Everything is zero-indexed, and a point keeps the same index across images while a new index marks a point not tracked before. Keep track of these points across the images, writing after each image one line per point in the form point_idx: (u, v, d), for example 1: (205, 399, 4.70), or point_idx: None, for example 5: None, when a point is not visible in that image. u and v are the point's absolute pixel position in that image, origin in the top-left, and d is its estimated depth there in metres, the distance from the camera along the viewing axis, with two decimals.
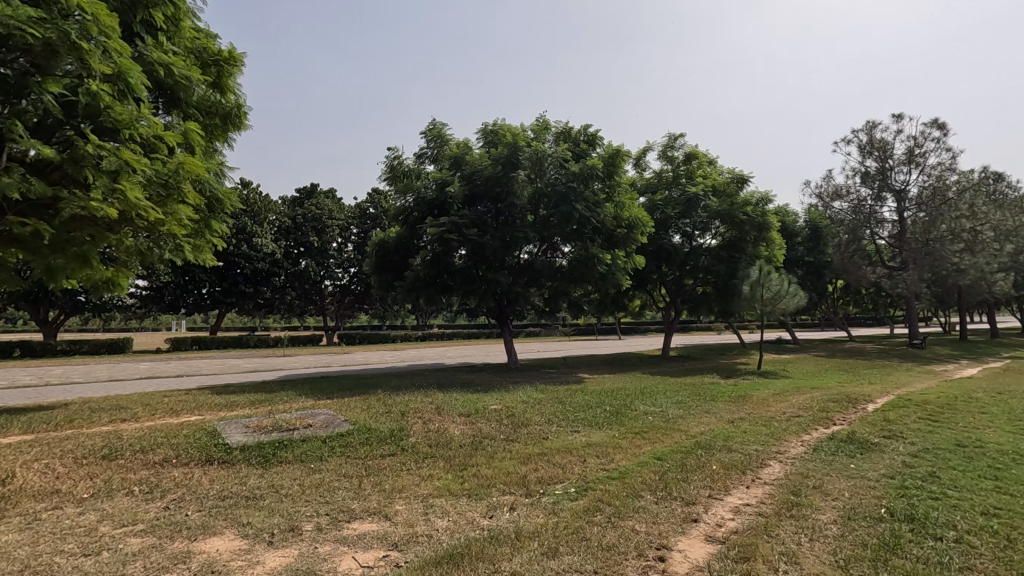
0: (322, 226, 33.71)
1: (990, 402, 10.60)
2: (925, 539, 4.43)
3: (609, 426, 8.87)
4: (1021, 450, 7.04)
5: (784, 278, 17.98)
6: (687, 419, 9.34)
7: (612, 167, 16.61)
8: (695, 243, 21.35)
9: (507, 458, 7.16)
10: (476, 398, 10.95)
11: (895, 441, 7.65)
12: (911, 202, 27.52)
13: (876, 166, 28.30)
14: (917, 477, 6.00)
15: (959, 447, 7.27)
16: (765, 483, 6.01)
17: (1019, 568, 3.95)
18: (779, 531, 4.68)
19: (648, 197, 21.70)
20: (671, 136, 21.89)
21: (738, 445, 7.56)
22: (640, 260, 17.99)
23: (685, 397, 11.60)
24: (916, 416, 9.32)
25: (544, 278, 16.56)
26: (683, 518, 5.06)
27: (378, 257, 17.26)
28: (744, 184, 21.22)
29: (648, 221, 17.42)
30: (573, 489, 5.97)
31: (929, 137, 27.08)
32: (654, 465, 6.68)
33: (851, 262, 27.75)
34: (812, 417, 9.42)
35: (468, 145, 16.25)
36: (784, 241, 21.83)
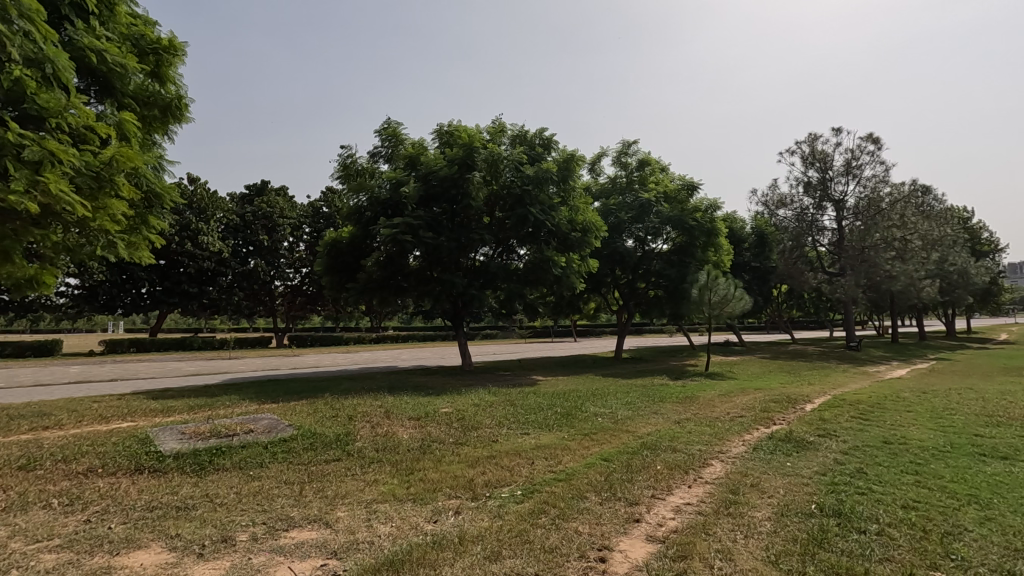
0: (272, 224, 32.72)
1: (916, 401, 11.30)
2: (850, 532, 4.64)
3: (559, 428, 8.93)
4: (940, 446, 7.50)
5: (731, 282, 18.58)
6: (635, 420, 9.52)
7: (567, 171, 16.80)
8: (647, 248, 21.83)
9: (455, 461, 7.11)
10: (427, 401, 10.86)
11: (828, 439, 8.02)
12: (849, 212, 28.95)
13: (817, 176, 29.60)
14: (847, 473, 6.30)
15: (886, 444, 7.69)
16: (706, 482, 6.18)
17: (932, 558, 4.18)
18: (717, 529, 4.81)
19: (602, 201, 22.10)
20: (625, 142, 22.39)
21: (683, 445, 7.75)
22: (594, 264, 18.19)
23: (635, 398, 11.83)
24: (849, 415, 9.83)
25: (499, 281, 16.61)
26: (625, 519, 5.13)
27: (330, 257, 16.84)
28: (693, 191, 22.04)
29: (602, 225, 17.62)
30: (520, 492, 5.97)
31: (865, 150, 28.61)
32: (600, 466, 6.77)
33: (795, 268, 28.99)
34: (753, 417, 9.77)
35: (423, 146, 16.11)
36: (731, 248, 22.59)
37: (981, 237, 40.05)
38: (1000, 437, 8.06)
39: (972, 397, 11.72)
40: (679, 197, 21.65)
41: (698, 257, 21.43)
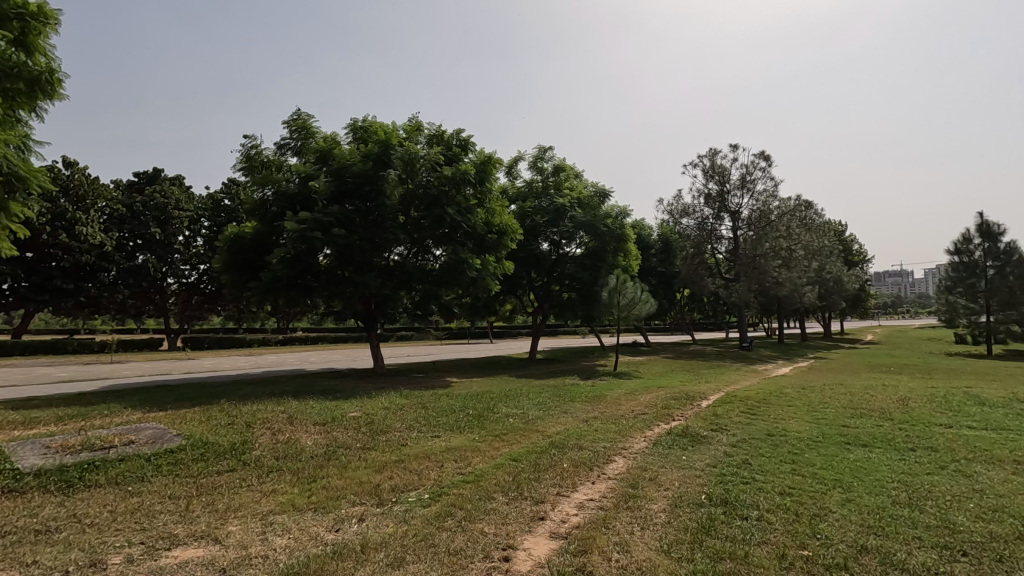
0: (166, 217, 29.95)
1: (796, 396, 12.43)
2: (734, 519, 5.02)
3: (470, 429, 8.93)
4: (814, 437, 8.31)
5: (638, 286, 19.54)
6: (545, 420, 9.73)
7: (484, 173, 16.85)
8: (561, 252, 22.48)
9: (361, 466, 6.90)
10: (335, 405, 10.45)
11: (719, 434, 8.63)
12: (744, 222, 31.25)
13: (716, 189, 31.72)
14: (733, 465, 6.81)
15: (769, 436, 8.40)
16: (608, 478, 6.44)
17: (802, 539, 4.61)
18: (616, 522, 5.02)
19: (518, 204, 22.43)
20: (541, 147, 22.91)
21: (588, 443, 8.02)
22: (509, 266, 18.34)
23: (546, 399, 12.07)
24: (739, 410, 10.65)
25: (414, 282, 16.38)
26: (530, 517, 5.22)
27: (230, 253, 15.72)
28: (605, 199, 23.10)
29: (517, 229, 17.98)
30: (427, 495, 5.90)
31: (758, 167, 31.10)
32: (509, 466, 6.85)
33: (695, 273, 31.02)
34: (655, 414, 10.28)
35: (335, 140, 15.49)
36: (639, 253, 23.68)
37: (853, 248, 44.89)
38: (862, 427, 9.06)
39: (841, 392, 13.06)
40: (591, 203, 22.47)
41: (609, 261, 22.28)
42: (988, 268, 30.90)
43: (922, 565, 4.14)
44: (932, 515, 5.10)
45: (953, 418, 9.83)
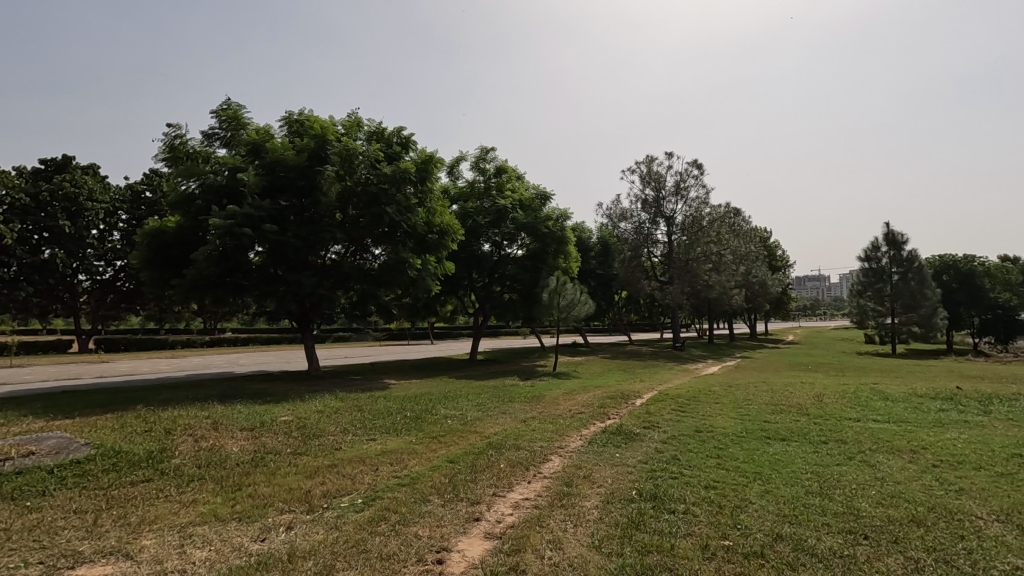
0: (76, 207, 27.63)
1: (723, 394, 13.08)
2: (661, 513, 5.22)
3: (407, 431, 8.82)
4: (738, 433, 8.77)
5: (578, 287, 19.93)
6: (484, 421, 9.74)
7: (425, 172, 16.68)
8: (503, 253, 22.60)
9: (291, 473, 6.65)
10: (264, 409, 10.02)
11: (652, 431, 8.93)
12: (678, 228, 32.49)
13: (653, 195, 32.75)
14: (663, 461, 7.07)
15: (697, 432, 8.79)
16: (544, 477, 6.52)
17: (724, 530, 4.85)
18: (550, 520, 5.09)
19: (459, 205, 22.37)
20: (483, 148, 22.95)
21: (526, 442, 8.10)
22: (450, 266, 18.26)
23: (485, 400, 12.09)
24: (670, 408, 11.09)
25: (351, 281, 15.98)
26: (466, 519, 5.21)
27: (150, 249, 14.72)
28: (546, 201, 23.42)
29: (459, 229, 17.95)
30: (360, 500, 5.75)
31: (691, 175, 32.42)
32: (445, 468, 6.80)
33: (633, 275, 32.06)
34: (591, 413, 10.52)
35: (269, 133, 14.86)
36: (579, 256, 24.15)
37: (776, 254, 47.69)
38: (782, 422, 9.65)
39: (763, 389, 13.85)
40: (533, 206, 22.72)
41: (550, 263, 22.58)
42: (893, 274, 33.69)
43: (829, 549, 4.46)
44: (839, 503, 5.50)
45: (861, 413, 10.65)
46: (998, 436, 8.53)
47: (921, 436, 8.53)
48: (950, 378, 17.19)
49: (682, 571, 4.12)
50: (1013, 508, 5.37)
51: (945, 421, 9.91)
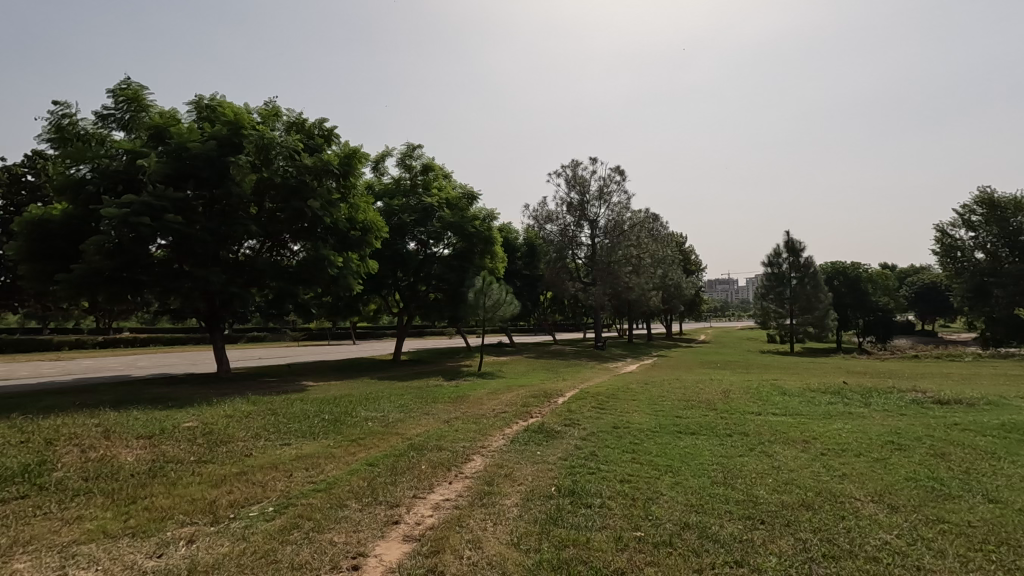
0: None
1: (640, 391, 13.65)
2: (579, 508, 5.37)
3: (325, 435, 8.50)
4: (652, 428, 9.18)
5: (503, 287, 20.05)
6: (406, 422, 9.57)
7: (348, 167, 16.15)
8: (429, 251, 22.33)
9: (194, 482, 6.21)
10: (165, 415, 9.28)
11: (572, 428, 9.17)
12: (600, 231, 33.50)
13: (577, 199, 33.57)
14: (582, 457, 7.27)
15: (614, 428, 9.12)
16: (465, 477, 6.51)
17: (636, 521, 5.06)
18: (470, 520, 5.10)
19: (384, 202, 21.91)
20: (409, 145, 22.59)
21: (448, 443, 8.05)
22: (373, 265, 17.80)
23: (409, 401, 11.90)
24: (590, 405, 11.43)
25: (266, 278, 15.19)
26: (384, 522, 5.10)
27: (30, 240, 13.22)
28: (473, 201, 23.40)
29: (382, 228, 17.72)
30: (271, 508, 5.47)
31: (614, 180, 33.52)
32: (364, 471, 6.62)
33: (557, 277, 32.87)
34: (515, 412, 10.64)
35: (175, 117, 13.80)
36: (505, 256, 24.32)
37: (691, 258, 50.43)
38: (692, 417, 10.22)
39: (676, 386, 14.59)
40: (460, 205, 22.62)
41: (476, 263, 22.54)
42: (792, 279, 36.68)
43: (731, 535, 4.77)
44: (740, 491, 5.90)
45: (762, 407, 11.49)
46: (875, 426, 9.52)
47: (813, 428, 9.33)
48: (838, 374, 18.93)
49: (596, 563, 4.26)
50: (884, 489, 6.01)
51: (833, 413, 10.90)
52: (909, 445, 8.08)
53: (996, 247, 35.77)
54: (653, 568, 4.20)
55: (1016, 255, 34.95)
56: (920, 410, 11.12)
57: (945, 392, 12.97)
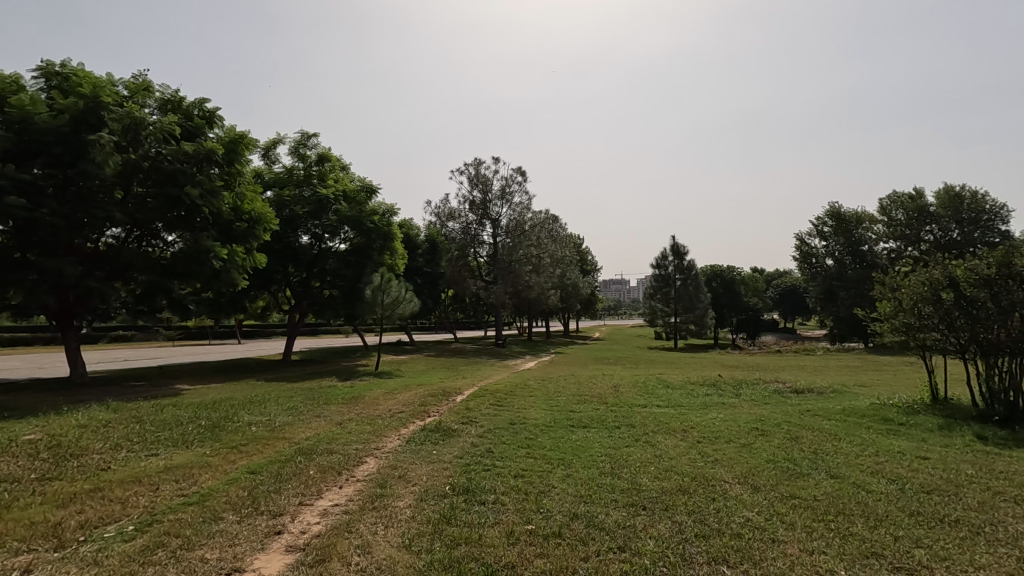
0: None
1: (537, 387, 14.03)
2: (472, 506, 5.40)
3: (200, 442, 7.81)
4: (546, 423, 9.46)
5: (402, 285, 19.60)
6: (294, 426, 9.05)
7: (233, 153, 14.98)
8: (324, 246, 21.30)
9: (34, 504, 5.41)
10: (0, 428, 8.00)
11: (469, 426, 9.18)
12: (502, 230, 33.88)
13: (480, 197, 33.60)
14: (477, 455, 7.31)
15: (511, 425, 9.30)
16: (357, 481, 6.29)
17: (528, 514, 5.18)
18: (360, 525, 4.93)
19: (275, 192, 20.62)
20: (304, 133, 21.46)
21: (340, 446, 7.73)
22: (261, 259, 16.70)
23: (299, 403, 11.27)
24: (489, 403, 11.56)
25: (134, 271, 13.67)
26: (265, 534, 4.77)
27: None
28: (372, 195, 22.70)
29: (272, 218, 16.63)
30: (132, 528, 4.91)
31: (516, 181, 34.01)
32: (245, 480, 6.15)
33: (459, 274, 32.83)
34: (412, 412, 10.45)
35: (18, 84, 11.96)
36: (405, 253, 23.84)
37: (587, 259, 52.61)
38: (585, 411, 10.67)
39: (571, 382, 15.18)
40: (358, 198, 21.80)
41: (374, 259, 21.86)
42: (676, 279, 39.44)
43: (615, 522, 5.03)
44: (626, 480, 6.26)
45: (647, 399, 12.28)
46: (743, 414, 10.53)
47: (691, 418, 10.14)
48: (713, 368, 20.67)
49: (487, 559, 4.30)
50: (749, 471, 6.67)
51: (709, 403, 11.92)
52: (770, 430, 9.04)
53: (842, 255, 40.98)
54: (542, 560, 4.31)
55: (857, 262, 40.33)
56: (780, 399, 12.49)
57: (800, 383, 14.67)
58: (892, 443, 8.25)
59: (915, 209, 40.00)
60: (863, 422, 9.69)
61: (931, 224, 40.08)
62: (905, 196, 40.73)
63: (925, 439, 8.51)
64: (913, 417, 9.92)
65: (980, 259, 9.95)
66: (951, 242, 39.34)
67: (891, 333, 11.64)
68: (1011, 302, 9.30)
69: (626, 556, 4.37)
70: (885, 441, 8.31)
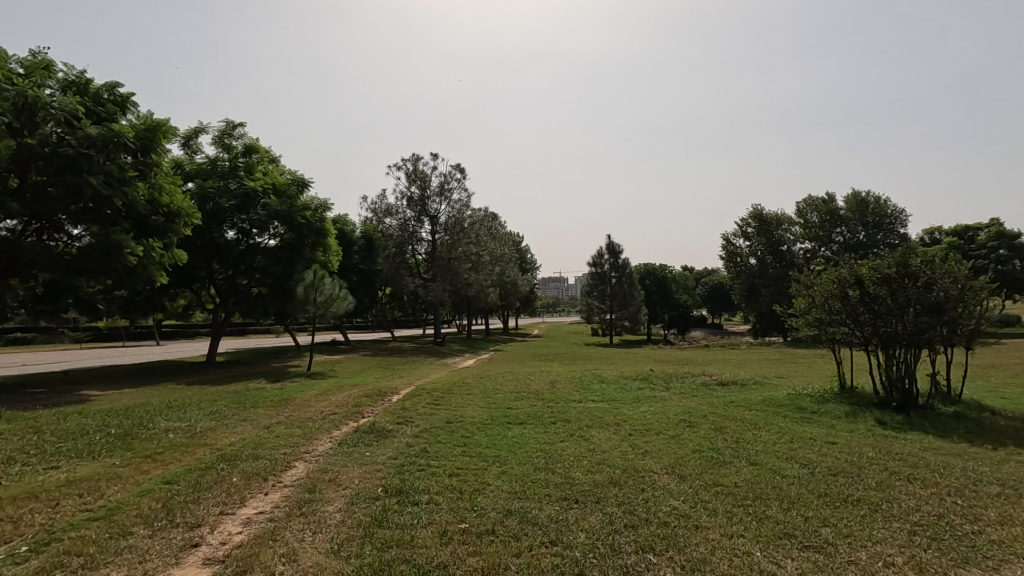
0: None
1: (475, 385, 14.01)
2: (406, 507, 5.31)
3: (110, 452, 7.25)
4: (483, 420, 9.46)
5: (336, 283, 18.99)
6: (216, 431, 8.57)
7: (149, 141, 13.97)
8: (251, 242, 20.26)
9: None
10: None
11: (404, 427, 9.01)
12: (441, 227, 33.49)
13: (418, 193, 33.05)
14: (412, 455, 7.19)
15: (447, 423, 9.22)
16: (284, 486, 6.03)
17: (462, 513, 5.15)
18: (286, 532, 4.73)
19: (197, 183, 19.38)
20: (229, 122, 20.37)
21: (266, 451, 7.38)
22: (182, 255, 15.70)
23: (222, 407, 10.68)
24: (426, 402, 11.41)
25: (34, 268, 12.48)
26: (180, 547, 4.49)
27: None
28: (303, 188, 21.81)
29: (194, 212, 15.63)
30: (25, 548, 4.48)
31: (454, 178, 33.69)
32: (159, 491, 5.75)
33: (397, 271, 32.02)
34: (345, 413, 10.15)
35: None
36: (339, 249, 23.13)
37: (526, 257, 53.06)
38: (521, 407, 10.77)
39: (509, 380, 15.29)
40: (288, 192, 20.90)
41: (306, 256, 21.07)
42: (612, 277, 40.48)
43: (548, 516, 5.10)
44: (560, 474, 6.36)
45: (583, 395, 12.56)
46: (673, 407, 10.95)
47: (623, 412, 10.45)
48: (645, 363, 21.38)
49: (418, 560, 4.25)
50: (677, 462, 6.95)
51: (641, 397, 12.33)
52: (697, 421, 9.46)
53: (764, 254, 43.44)
54: (474, 558, 4.30)
55: (777, 261, 42.91)
56: (707, 391, 13.09)
57: (725, 375, 15.45)
58: (805, 429, 8.84)
59: (827, 211, 43.13)
60: (780, 411, 10.34)
61: (841, 226, 43.30)
62: (819, 200, 43.79)
63: (834, 426, 9.18)
64: (824, 405, 10.68)
65: (881, 259, 10.82)
66: (858, 243, 42.69)
67: (807, 327, 12.45)
68: (907, 298, 10.22)
69: (558, 550, 4.43)
70: (799, 428, 8.90)
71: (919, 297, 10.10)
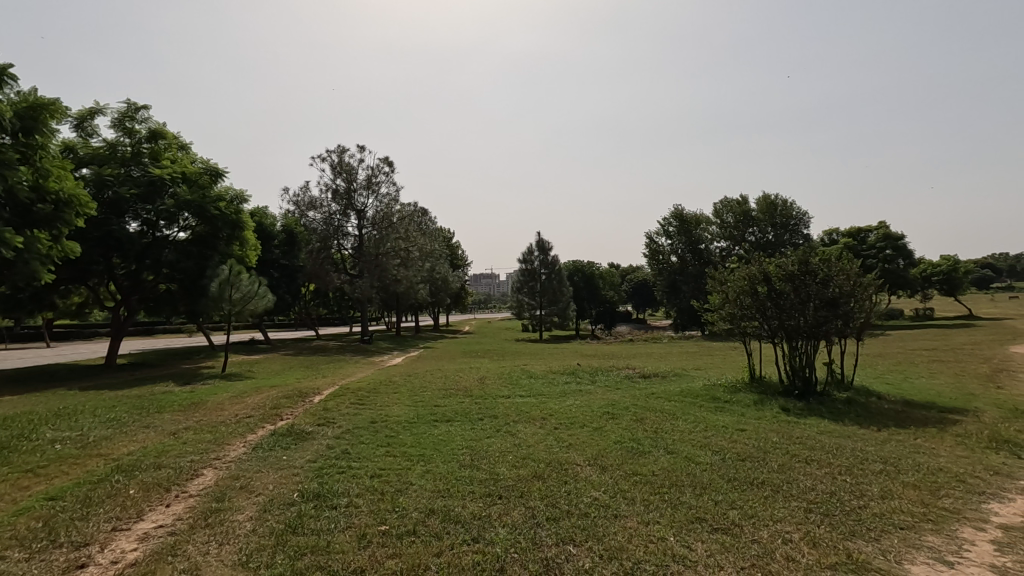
0: None
1: (402, 383, 13.74)
2: (323, 511, 5.10)
3: None
4: (409, 419, 9.28)
5: (254, 280, 17.98)
6: (114, 440, 7.86)
7: (30, 122, 12.47)
8: (157, 234, 18.80)
9: None
10: None
11: (325, 428, 8.68)
12: (368, 221, 32.54)
13: (344, 186, 31.88)
14: (332, 457, 6.94)
15: (371, 423, 8.96)
16: (188, 497, 5.61)
17: (382, 515, 5.01)
18: (188, 546, 4.40)
19: (93, 169, 17.61)
20: (131, 104, 18.76)
21: (170, 459, 6.86)
22: (72, 247, 14.29)
23: (121, 413, 9.82)
24: (350, 401, 11.06)
25: None
26: (63, 570, 4.07)
27: None
28: (217, 178, 20.53)
29: (89, 202, 14.24)
30: None
31: (382, 171, 32.79)
32: (40, 509, 5.18)
33: (321, 268, 31.09)
34: (262, 416, 9.65)
35: None
36: (258, 244, 21.95)
37: (458, 254, 52.79)
38: (449, 404, 10.69)
39: (436, 377, 15.12)
40: (200, 181, 19.56)
41: (220, 250, 19.88)
42: (542, 274, 41.00)
43: (471, 514, 5.06)
44: (485, 471, 6.33)
45: (511, 390, 12.64)
46: (597, 399, 11.24)
47: (549, 406, 10.60)
48: (574, 358, 21.86)
49: (334, 566, 4.08)
50: (599, 453, 7.14)
51: (567, 391, 12.58)
52: (619, 413, 9.77)
53: (683, 253, 45.63)
54: (393, 560, 4.19)
55: (696, 258, 45.21)
56: (629, 384, 13.57)
57: (647, 368, 16.08)
58: (718, 418, 9.35)
59: (740, 213, 45.88)
60: (696, 401, 10.89)
61: (752, 227, 46.20)
62: (733, 201, 46.55)
63: (743, 414, 9.79)
64: (735, 394, 11.37)
65: (786, 257, 11.61)
66: (767, 242, 45.75)
67: (723, 321, 13.15)
68: (808, 294, 11.06)
69: (479, 547, 4.41)
70: (713, 417, 9.41)
71: (818, 293, 10.95)
